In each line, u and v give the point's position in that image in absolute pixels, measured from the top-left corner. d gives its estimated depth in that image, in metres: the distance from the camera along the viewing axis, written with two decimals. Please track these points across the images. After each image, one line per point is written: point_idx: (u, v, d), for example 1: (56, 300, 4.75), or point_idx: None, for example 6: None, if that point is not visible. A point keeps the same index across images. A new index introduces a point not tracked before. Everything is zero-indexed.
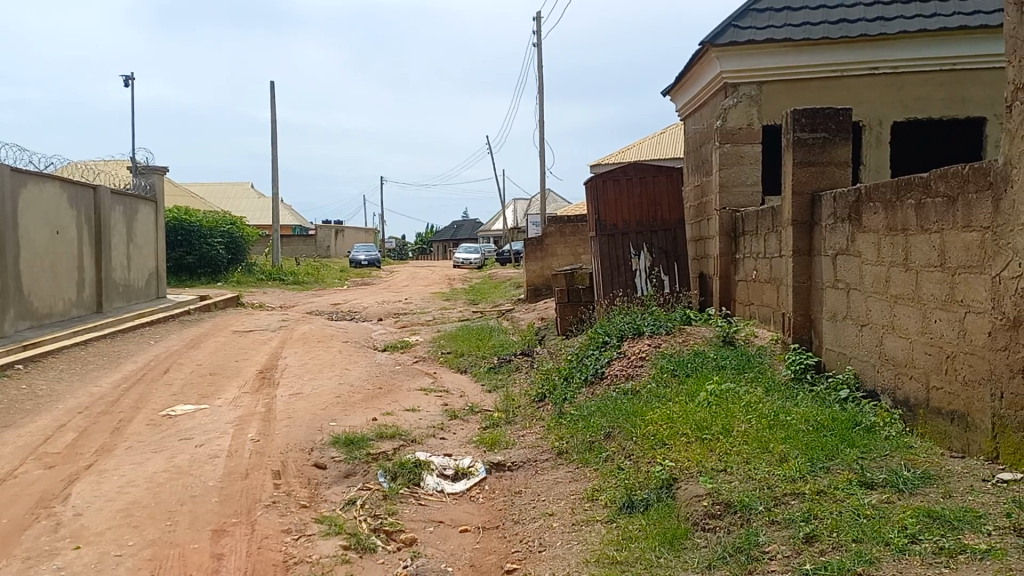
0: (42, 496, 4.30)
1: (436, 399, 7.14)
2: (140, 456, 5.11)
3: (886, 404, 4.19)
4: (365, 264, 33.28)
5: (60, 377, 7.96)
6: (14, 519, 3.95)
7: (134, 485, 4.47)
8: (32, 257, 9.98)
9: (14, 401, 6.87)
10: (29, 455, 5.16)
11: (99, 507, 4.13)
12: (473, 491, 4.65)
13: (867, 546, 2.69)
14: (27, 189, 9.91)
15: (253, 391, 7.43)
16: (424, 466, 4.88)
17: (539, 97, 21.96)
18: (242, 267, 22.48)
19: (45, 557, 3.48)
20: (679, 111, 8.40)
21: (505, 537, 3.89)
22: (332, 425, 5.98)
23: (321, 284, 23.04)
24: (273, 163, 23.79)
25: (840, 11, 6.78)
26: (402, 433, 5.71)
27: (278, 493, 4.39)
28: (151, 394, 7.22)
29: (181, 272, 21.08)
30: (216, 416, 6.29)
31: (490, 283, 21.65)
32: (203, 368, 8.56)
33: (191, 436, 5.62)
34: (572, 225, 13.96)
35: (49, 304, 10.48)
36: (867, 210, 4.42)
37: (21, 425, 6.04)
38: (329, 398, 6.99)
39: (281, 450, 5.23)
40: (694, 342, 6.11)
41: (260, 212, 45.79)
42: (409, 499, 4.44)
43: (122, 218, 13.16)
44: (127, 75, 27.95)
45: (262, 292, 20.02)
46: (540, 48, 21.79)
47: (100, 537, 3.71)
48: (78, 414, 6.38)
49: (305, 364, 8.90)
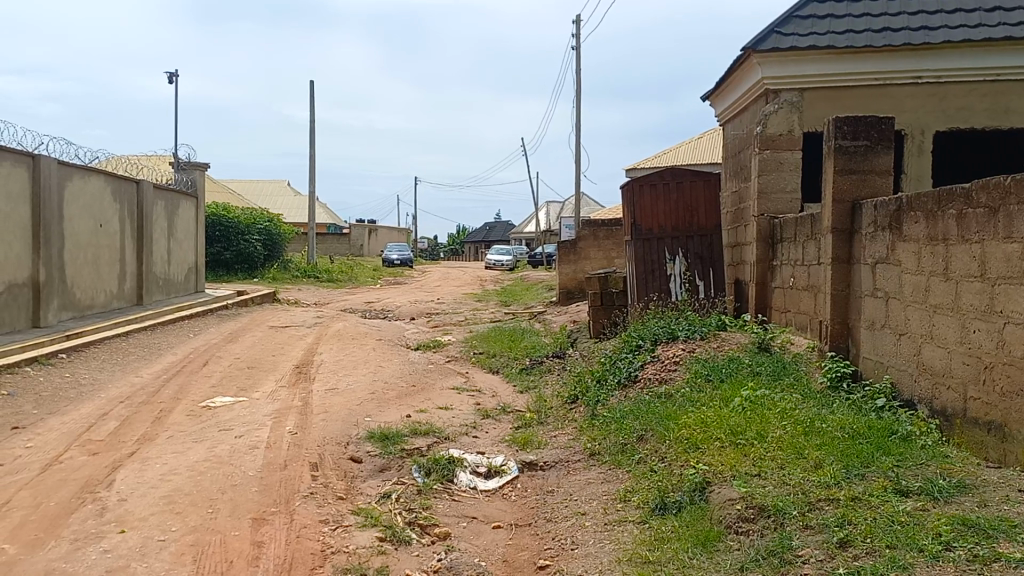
0: (87, 482, 4.43)
1: (469, 398, 7.22)
2: (181, 445, 5.24)
3: (922, 413, 4.18)
4: (398, 264, 33.55)
5: (102, 367, 8.16)
6: (61, 502, 4.08)
7: (176, 473, 4.59)
8: (77, 249, 10.23)
9: (59, 389, 7.07)
10: (75, 441, 5.32)
11: (142, 493, 4.24)
12: (506, 489, 4.71)
13: (900, 552, 2.71)
14: (73, 182, 10.16)
15: (290, 385, 7.57)
16: (457, 463, 4.94)
17: (576, 100, 21.94)
18: (278, 264, 22.81)
19: (91, 540, 3.60)
20: (718, 116, 8.40)
21: (537, 534, 3.95)
22: (367, 420, 6.07)
23: (354, 282, 23.28)
24: (311, 162, 24.11)
25: (884, 19, 6.74)
26: (436, 430, 5.78)
27: (316, 484, 4.49)
28: (191, 385, 7.38)
29: (218, 267, 21.45)
30: (254, 409, 6.42)
31: (523, 285, 21.73)
32: (240, 362, 8.73)
33: (231, 427, 5.74)
34: (605, 229, 13.99)
35: (92, 295, 10.74)
36: (907, 219, 4.42)
37: (66, 412, 6.21)
38: (363, 394, 7.10)
39: (318, 443, 5.34)
40: (729, 348, 6.12)
41: (296, 209, 46.33)
42: (443, 495, 4.51)
43: (163, 213, 13.43)
44: (170, 73, 28.52)
45: (297, 288, 20.28)
46: (578, 51, 21.81)
47: (144, 522, 3.82)
48: (121, 403, 6.54)
49: (340, 360, 9.03)
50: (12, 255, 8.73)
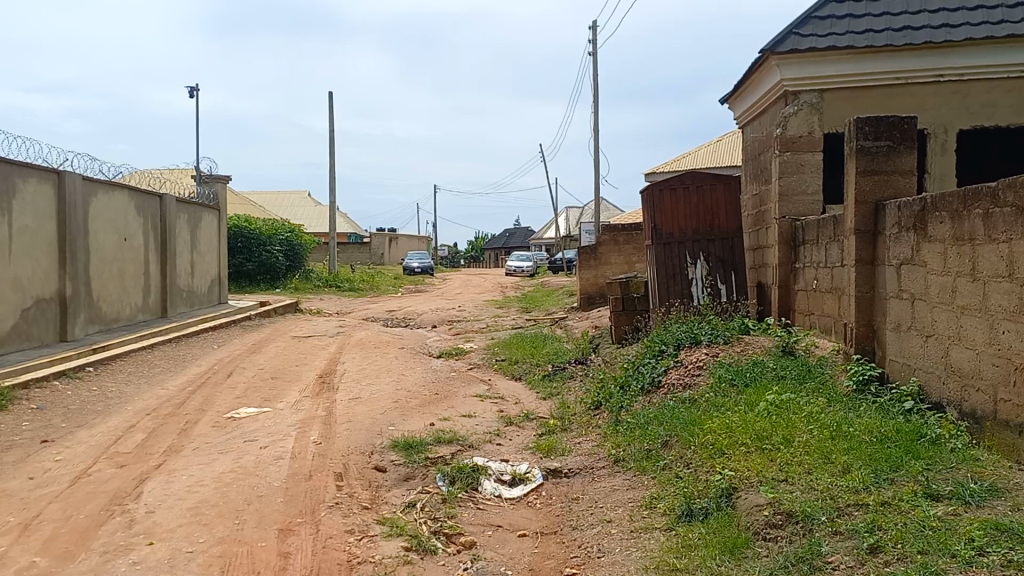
0: (116, 494, 4.47)
1: (492, 406, 7.22)
2: (208, 457, 5.28)
3: (951, 416, 4.12)
4: (419, 272, 33.65)
5: (128, 379, 8.24)
6: (91, 515, 4.12)
7: (203, 485, 4.62)
8: (102, 263, 10.35)
9: (87, 402, 7.15)
10: (103, 454, 5.37)
11: (170, 505, 4.28)
12: (531, 497, 4.70)
13: (932, 558, 2.67)
14: (98, 197, 10.30)
15: (313, 395, 7.60)
16: (481, 472, 4.94)
17: (594, 106, 21.96)
18: (299, 274, 22.96)
19: (121, 552, 3.63)
20: (737, 119, 8.37)
21: (563, 542, 3.93)
22: (391, 429, 6.09)
23: (376, 291, 23.38)
24: (331, 173, 24.32)
25: (905, 18, 6.67)
26: (459, 438, 5.78)
27: (341, 494, 4.50)
28: (217, 397, 7.42)
29: (240, 279, 21.59)
30: (278, 419, 6.45)
31: (544, 291, 21.71)
32: (265, 372, 8.79)
33: (256, 438, 5.78)
34: (626, 234, 13.99)
35: (117, 308, 10.85)
36: (932, 219, 4.37)
37: (94, 425, 6.28)
38: (387, 403, 7.13)
39: (342, 453, 5.35)
40: (752, 352, 6.08)
41: (317, 220, 46.62)
42: (467, 504, 4.51)
43: (186, 226, 13.57)
44: (191, 87, 28.92)
45: (318, 298, 20.36)
46: (595, 57, 21.89)
47: (172, 534, 3.85)
48: (148, 416, 6.60)
49: (363, 369, 9.07)
50: (38, 271, 8.85)
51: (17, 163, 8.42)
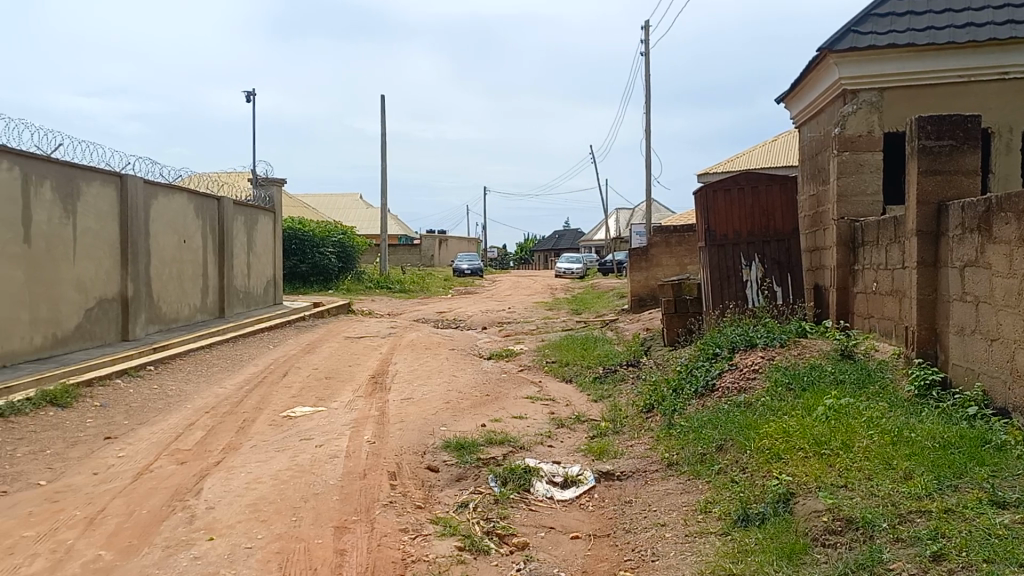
0: (177, 490, 4.59)
1: (543, 407, 7.22)
2: (264, 454, 5.38)
3: (1018, 422, 4.00)
4: (469, 273, 33.81)
5: (187, 378, 8.44)
6: (153, 510, 4.24)
7: (261, 482, 4.72)
8: (162, 264, 10.61)
9: (148, 400, 7.35)
10: (163, 450, 5.52)
11: (229, 501, 4.37)
12: (583, 499, 4.69)
13: (999, 567, 2.60)
14: (158, 200, 10.56)
15: (366, 395, 7.69)
16: (534, 473, 4.95)
17: (646, 106, 21.81)
18: (351, 275, 23.25)
19: (183, 546, 3.72)
20: (794, 119, 8.24)
21: (616, 545, 3.92)
22: (443, 430, 6.13)
23: (426, 292, 23.55)
24: (383, 176, 24.59)
25: (968, 14, 6.49)
26: (511, 439, 5.80)
27: (395, 493, 4.55)
28: (272, 396, 7.56)
29: (294, 280, 21.95)
30: (333, 418, 6.55)
31: (595, 293, 21.62)
32: (319, 372, 8.93)
33: (311, 437, 5.88)
34: (678, 236, 13.87)
35: (176, 308, 11.12)
36: (998, 220, 4.25)
37: (155, 422, 6.45)
38: (439, 404, 7.19)
39: (395, 453, 5.41)
40: (809, 356, 5.98)
41: (369, 222, 47.16)
42: (519, 505, 4.52)
43: (242, 229, 13.84)
44: (248, 92, 29.52)
45: (370, 299, 20.58)
46: (647, 56, 21.73)
47: (231, 529, 3.93)
48: (206, 414, 6.75)
49: (414, 370, 9.15)
50: (101, 273, 9.12)
51: (82, 168, 8.69)
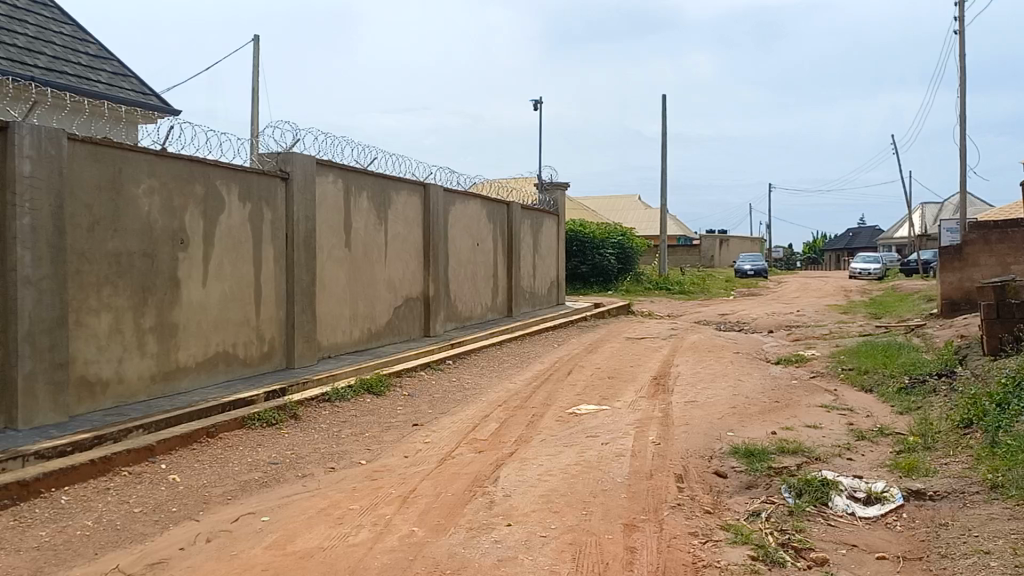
0: (477, 476, 4.91)
1: (840, 417, 6.77)
2: (554, 449, 5.59)
3: None
4: (752, 274, 32.64)
5: (482, 373, 9.01)
6: (457, 494, 4.57)
7: (553, 474, 4.91)
8: (458, 266, 11.42)
9: (448, 391, 7.95)
10: (463, 439, 5.93)
11: (524, 490, 4.60)
12: (889, 518, 4.33)
13: None
14: (456, 207, 11.38)
15: (649, 396, 7.71)
16: (831, 486, 4.65)
17: (959, 89, 19.65)
18: (631, 276, 23.44)
19: (484, 530, 3.98)
20: None
21: (930, 572, 3.57)
22: (730, 435, 5.98)
23: (707, 293, 23.10)
24: (664, 177, 24.50)
25: None
26: (805, 449, 5.51)
27: (683, 495, 4.51)
28: (559, 393, 7.84)
29: (576, 280, 22.58)
30: (618, 418, 6.64)
31: (896, 296, 19.88)
32: (603, 372, 9.10)
33: (598, 434, 6.01)
34: (999, 232, 12.33)
35: (471, 307, 11.91)
36: None
37: (455, 413, 6.96)
38: (725, 408, 7.02)
39: (682, 455, 5.36)
40: None
41: (648, 223, 47.25)
42: (816, 518, 4.27)
43: (529, 232, 14.49)
44: (535, 101, 30.87)
45: (650, 301, 20.61)
46: (961, 34, 19.56)
47: (527, 517, 4.13)
48: (499, 407, 7.16)
49: (698, 373, 9.02)
50: (407, 274, 10.03)
51: (393, 179, 9.61)
